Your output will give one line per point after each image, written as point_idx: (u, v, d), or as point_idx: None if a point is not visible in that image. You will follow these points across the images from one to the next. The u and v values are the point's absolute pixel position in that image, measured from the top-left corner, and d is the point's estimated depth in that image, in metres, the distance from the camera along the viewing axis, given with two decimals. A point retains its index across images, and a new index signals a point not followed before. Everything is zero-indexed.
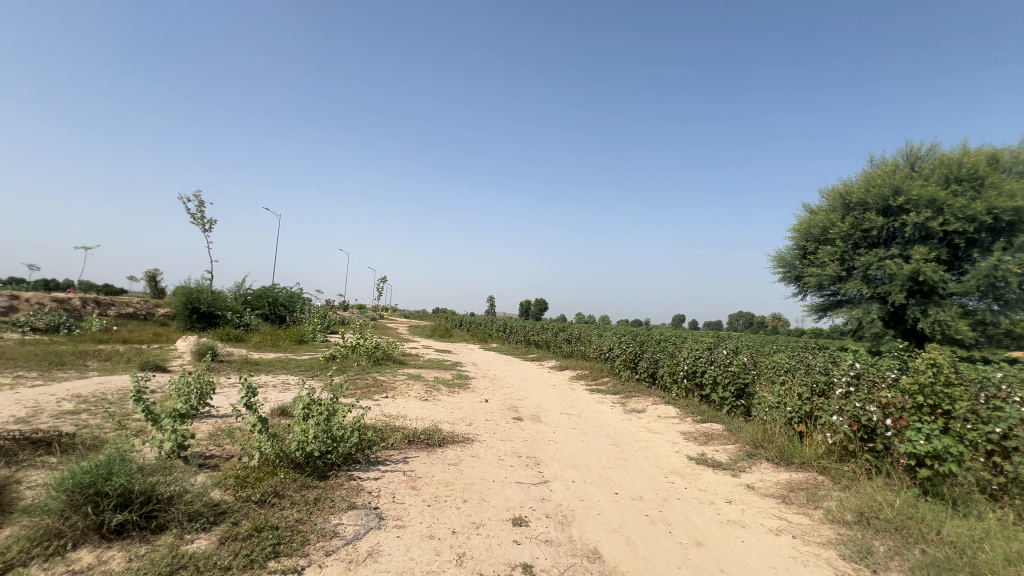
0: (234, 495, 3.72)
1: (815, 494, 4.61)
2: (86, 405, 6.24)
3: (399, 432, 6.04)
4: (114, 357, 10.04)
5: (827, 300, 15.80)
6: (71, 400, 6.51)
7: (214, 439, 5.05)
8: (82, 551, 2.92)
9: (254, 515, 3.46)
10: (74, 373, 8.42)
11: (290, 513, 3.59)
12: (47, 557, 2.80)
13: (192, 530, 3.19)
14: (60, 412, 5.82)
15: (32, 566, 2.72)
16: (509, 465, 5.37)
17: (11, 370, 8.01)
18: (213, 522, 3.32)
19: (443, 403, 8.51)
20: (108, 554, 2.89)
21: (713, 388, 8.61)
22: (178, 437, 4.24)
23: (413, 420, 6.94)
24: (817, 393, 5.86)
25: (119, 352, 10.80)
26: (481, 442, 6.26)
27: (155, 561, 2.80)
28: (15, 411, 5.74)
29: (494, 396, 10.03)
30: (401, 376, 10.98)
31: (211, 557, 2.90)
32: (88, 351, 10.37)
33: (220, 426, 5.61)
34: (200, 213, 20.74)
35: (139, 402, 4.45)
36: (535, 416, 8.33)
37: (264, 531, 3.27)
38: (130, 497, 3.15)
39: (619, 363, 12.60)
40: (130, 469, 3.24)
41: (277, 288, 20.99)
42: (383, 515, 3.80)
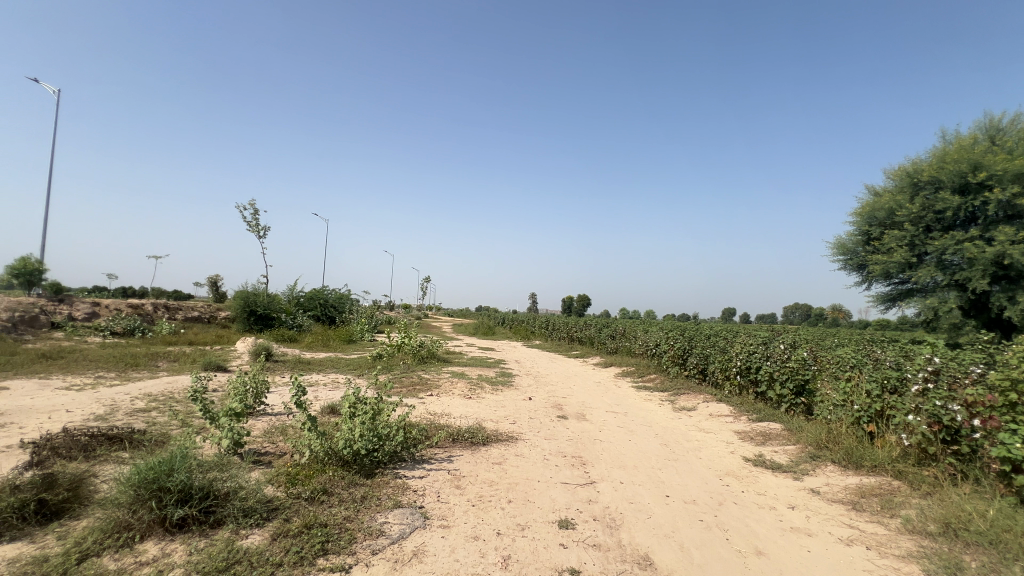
0: (285, 492, 3.83)
1: (891, 502, 4.21)
2: (155, 403, 6.67)
3: (443, 431, 6.05)
4: (181, 358, 10.74)
5: (896, 289, 14.62)
6: (142, 398, 6.99)
7: (268, 437, 5.25)
8: (148, 544, 3.06)
9: (305, 512, 3.55)
10: (146, 373, 9.08)
11: (338, 510, 3.66)
12: (117, 549, 2.97)
13: (247, 525, 3.30)
14: (132, 410, 6.26)
15: (104, 556, 2.89)
16: (554, 465, 5.26)
17: (93, 372, 8.71)
18: (267, 518, 3.42)
19: (486, 401, 8.50)
20: (171, 547, 3.03)
21: (769, 385, 8.15)
22: (235, 434, 4.42)
23: (457, 419, 6.96)
24: (888, 390, 5.39)
25: (186, 353, 11.53)
26: (526, 440, 6.20)
27: (213, 556, 2.90)
28: (95, 409, 6.22)
29: (537, 393, 9.93)
30: (445, 374, 11.09)
31: (265, 553, 2.98)
32: (159, 353, 11.16)
33: (274, 424, 5.83)
34: (255, 220, 21.84)
35: (199, 402, 4.66)
36: (580, 415, 8.17)
37: (314, 528, 3.34)
38: (190, 493, 3.29)
39: (667, 359, 12.18)
40: (190, 466, 3.38)
41: (327, 289, 21.84)
42: (428, 515, 3.79)
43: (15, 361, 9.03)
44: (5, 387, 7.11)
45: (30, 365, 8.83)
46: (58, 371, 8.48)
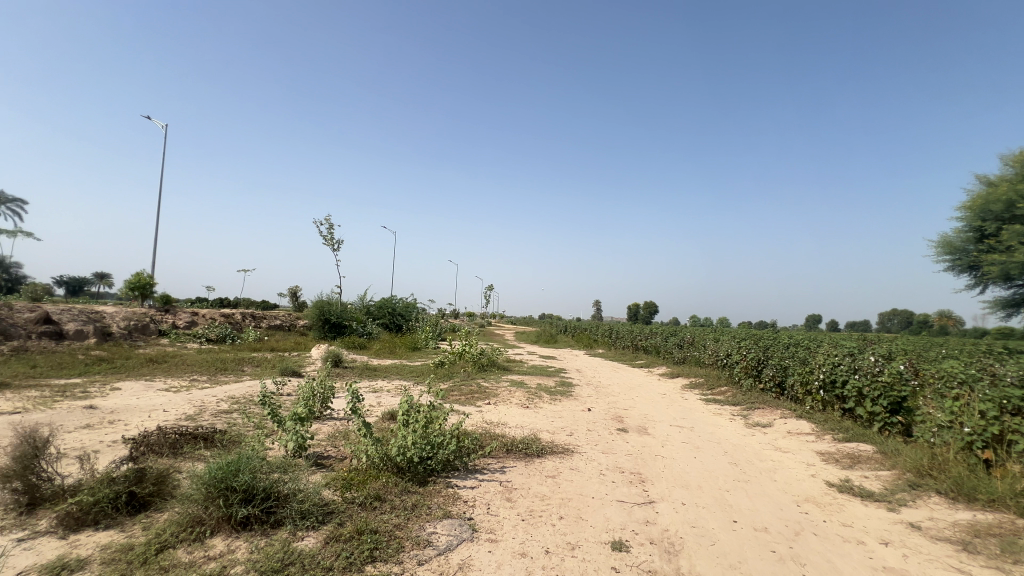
0: (341, 496, 3.97)
1: (1013, 544, 3.57)
2: (236, 405, 7.24)
3: (498, 440, 6.02)
4: (263, 363, 11.64)
5: (1018, 293, 12.66)
6: (227, 400, 7.63)
7: (331, 441, 5.49)
8: (216, 539, 3.28)
9: (358, 517, 3.64)
10: (232, 376, 9.92)
11: (389, 517, 3.72)
12: (189, 542, 3.20)
13: (304, 527, 3.44)
14: (217, 410, 6.83)
15: (178, 549, 3.12)
16: (610, 481, 5.03)
17: (189, 375, 9.67)
18: (322, 521, 3.55)
19: (544, 411, 8.38)
20: (235, 544, 3.21)
21: (858, 401, 7.32)
22: (299, 437, 4.65)
23: (512, 428, 6.91)
24: (1008, 411, 4.64)
25: (268, 358, 12.48)
26: (582, 453, 6.00)
27: (271, 555, 3.04)
28: (186, 409, 6.87)
29: (597, 404, 9.64)
30: (504, 382, 11.09)
31: (317, 556, 3.07)
32: (245, 358, 12.18)
33: (338, 429, 6.10)
34: (331, 234, 23.37)
35: (268, 406, 4.96)
36: (641, 428, 7.81)
37: (365, 534, 3.41)
38: (253, 493, 3.48)
39: (739, 371, 11.38)
40: (255, 467, 3.59)
41: (395, 298, 22.81)
42: (476, 527, 3.75)
43: (128, 364, 10.23)
44: (117, 388, 8.05)
45: (139, 368, 9.96)
46: (160, 374, 9.50)
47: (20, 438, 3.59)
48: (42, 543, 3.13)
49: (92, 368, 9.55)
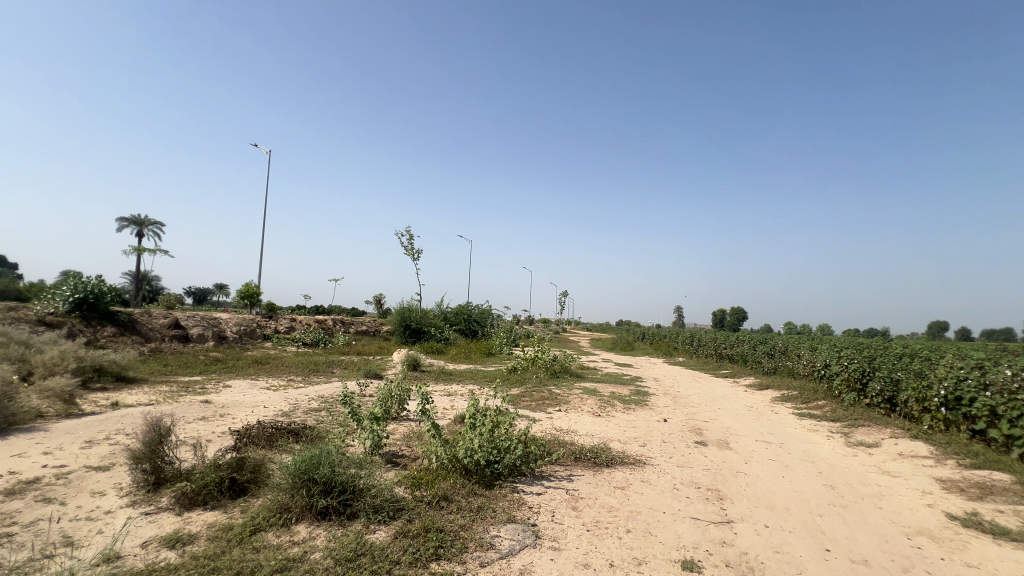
0: (412, 494, 4.15)
1: None
2: (324, 403, 7.86)
3: (566, 448, 5.95)
4: (350, 366, 12.53)
5: None
6: (317, 399, 8.31)
7: (405, 442, 5.75)
8: (300, 526, 3.57)
9: (425, 515, 3.77)
10: (323, 377, 10.77)
11: (455, 517, 3.81)
12: (278, 527, 3.52)
13: (376, 521, 3.64)
14: (308, 408, 7.46)
15: (269, 532, 3.44)
16: (684, 497, 4.76)
17: (287, 375, 10.67)
18: (393, 517, 3.73)
19: (616, 420, 8.14)
20: (316, 532, 3.48)
21: (991, 422, 6.28)
22: (375, 436, 4.93)
23: (582, 436, 6.79)
24: None
25: (354, 361, 13.40)
26: (655, 466, 5.73)
27: (346, 545, 3.25)
28: (283, 406, 7.59)
29: (674, 415, 9.18)
30: (576, 389, 10.92)
31: (386, 549, 3.24)
32: (335, 361, 13.19)
33: (412, 430, 6.38)
34: (411, 244, 24.64)
35: (348, 405, 5.30)
36: (723, 442, 7.30)
37: (431, 531, 3.53)
38: (331, 486, 3.75)
39: (840, 384, 10.24)
40: (334, 461, 3.87)
41: (471, 305, 23.46)
42: (540, 534, 3.72)
43: (238, 365, 11.52)
44: (228, 385, 9.10)
45: (247, 369, 11.18)
46: (264, 374, 10.58)
47: (147, 427, 4.18)
48: (163, 517, 3.62)
49: (210, 368, 10.88)
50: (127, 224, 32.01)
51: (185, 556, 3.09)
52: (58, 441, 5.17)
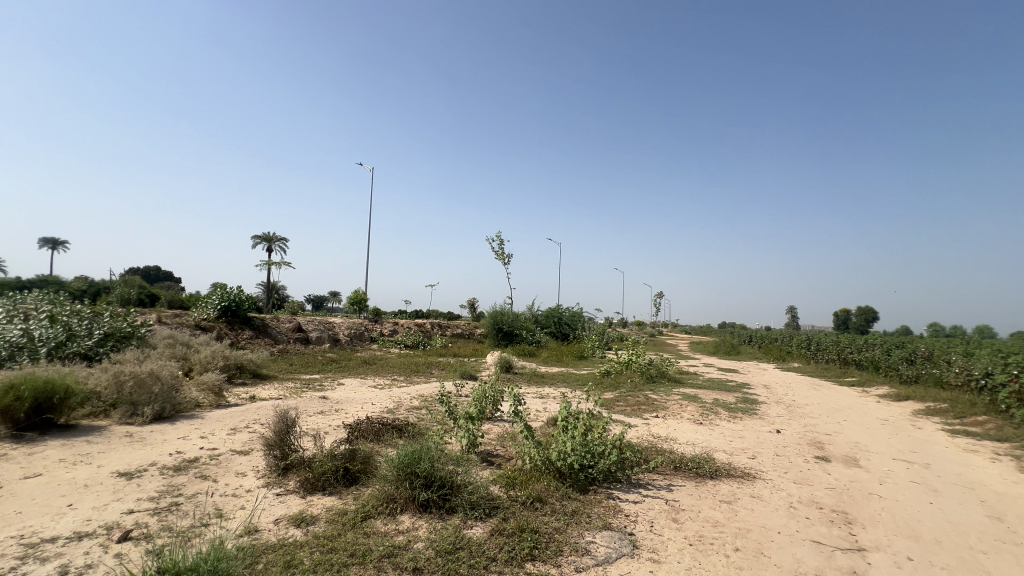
0: (507, 493, 4.22)
1: None
2: (425, 402, 8.32)
3: (664, 456, 5.66)
4: (447, 367, 13.13)
5: None
6: (418, 398, 8.82)
7: (500, 442, 5.87)
8: (404, 516, 3.80)
9: (520, 515, 3.81)
10: (423, 378, 11.42)
11: (549, 519, 3.80)
12: (385, 515, 3.78)
13: (473, 517, 3.76)
14: (410, 406, 7.95)
15: (377, 519, 3.71)
16: (803, 518, 4.27)
17: (392, 375, 11.49)
18: (489, 514, 3.83)
19: (720, 429, 7.57)
20: (418, 523, 3.68)
21: None
22: (471, 434, 5.09)
23: (682, 444, 6.42)
24: None
25: (451, 363, 14.02)
26: (767, 481, 5.22)
27: (446, 538, 3.40)
28: (388, 403, 8.17)
29: (789, 426, 8.31)
30: (674, 395, 10.34)
31: (483, 545, 3.33)
32: (433, 362, 13.92)
33: (506, 430, 6.50)
34: (502, 249, 25.26)
35: (446, 404, 5.54)
36: (850, 458, 6.44)
37: (526, 532, 3.55)
38: (431, 480, 3.94)
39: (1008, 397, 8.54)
40: (434, 457, 4.06)
41: (562, 308, 23.40)
42: (637, 544, 3.57)
43: (350, 365, 12.64)
44: (342, 383, 10.02)
45: (358, 369, 12.22)
46: (372, 373, 11.51)
47: (277, 418, 4.74)
48: (290, 499, 4.07)
49: (327, 368, 12.08)
50: (261, 241, 36.74)
51: (308, 534, 3.44)
52: (210, 427, 6.07)
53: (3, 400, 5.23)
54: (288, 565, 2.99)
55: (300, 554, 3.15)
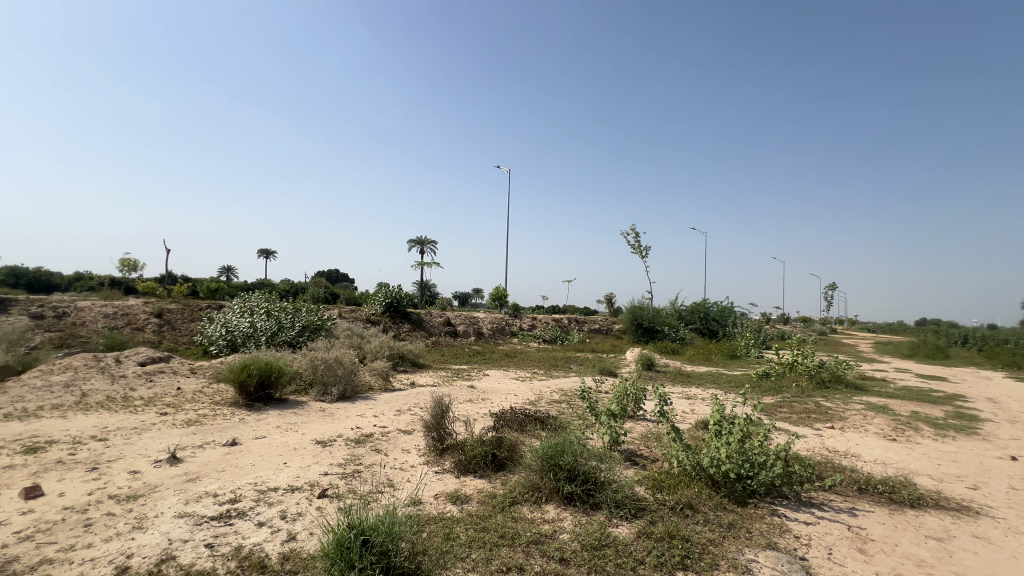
0: (653, 496, 4.05)
1: None
2: (564, 396, 8.41)
3: (844, 475, 4.84)
4: (585, 362, 13.10)
5: None
6: (558, 391, 8.97)
7: (643, 442, 5.64)
8: (549, 506, 3.89)
9: (669, 520, 3.63)
10: (562, 372, 11.58)
11: (702, 529, 3.53)
12: (531, 503, 3.91)
13: (618, 516, 3.68)
14: (550, 399, 8.12)
15: (524, 506, 3.87)
16: None
17: (532, 368, 11.87)
18: (635, 515, 3.71)
19: (922, 448, 6.20)
20: (563, 514, 3.74)
21: None
22: (613, 432, 4.98)
23: (868, 462, 5.42)
24: None
25: (589, 358, 13.92)
26: (998, 520, 4.11)
27: (591, 533, 3.39)
28: (529, 395, 8.46)
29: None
30: (855, 404, 8.78)
31: (629, 546, 3.24)
32: (571, 357, 14.01)
33: (650, 430, 6.24)
34: (638, 242, 24.32)
35: (587, 399, 5.51)
36: None
37: (676, 538, 3.36)
38: (575, 474, 3.97)
39: None
40: (577, 451, 4.09)
41: (708, 302, 21.58)
42: (811, 572, 3.11)
43: (493, 358, 13.38)
44: (487, 374, 10.69)
45: (500, 361, 12.86)
46: (513, 366, 12.04)
47: (434, 404, 5.24)
48: (447, 477, 4.48)
49: (473, 359, 12.99)
50: (415, 245, 41.09)
51: (464, 511, 3.75)
52: (381, 408, 6.99)
53: (240, 376, 6.73)
54: (447, 537, 3.29)
55: (457, 528, 3.43)
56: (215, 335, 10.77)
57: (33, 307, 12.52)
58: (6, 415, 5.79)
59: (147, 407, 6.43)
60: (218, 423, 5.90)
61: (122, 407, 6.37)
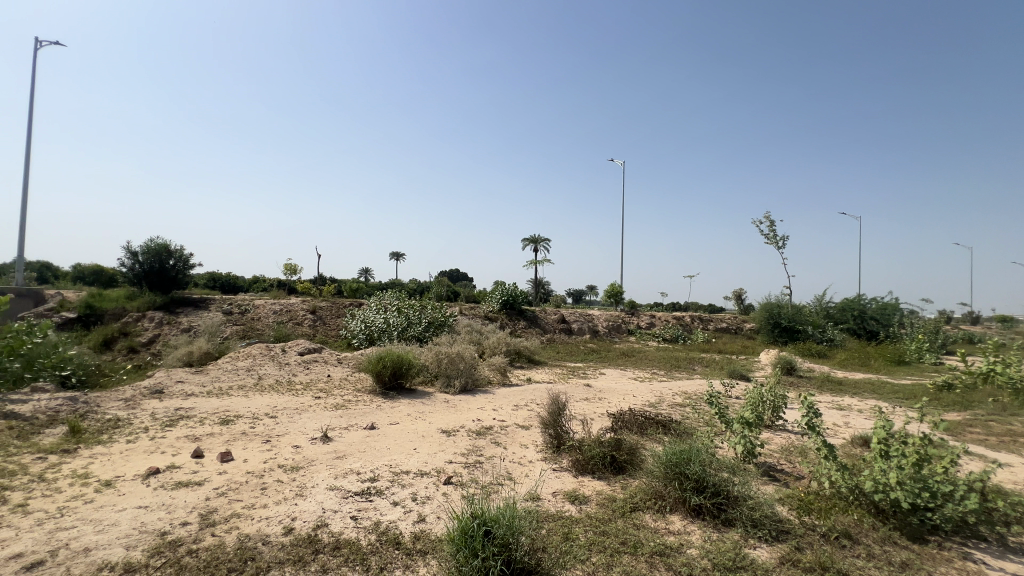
0: (798, 518, 3.57)
1: None
2: (688, 400, 7.87)
3: None
4: (711, 364, 12.13)
5: None
6: (681, 394, 8.42)
7: (784, 456, 5.01)
8: (674, 517, 3.64)
9: (820, 549, 3.16)
10: (685, 374, 10.86)
11: (864, 565, 3.01)
12: (654, 511, 3.69)
13: (756, 537, 3.30)
14: (673, 402, 7.65)
15: (646, 514, 3.66)
16: None
17: (652, 368, 11.33)
18: (777, 538, 3.30)
19: None
20: (690, 527, 3.47)
21: None
22: (747, 443, 4.48)
23: None
24: None
25: (716, 360, 12.82)
26: None
27: (723, 551, 3.10)
28: (649, 397, 8.06)
29: None
30: None
31: (770, 572, 2.88)
32: (695, 358, 13.09)
33: (792, 443, 5.53)
34: (773, 231, 21.84)
35: (716, 405, 5.05)
36: None
37: (829, 571, 2.91)
38: (703, 485, 3.65)
39: None
40: (706, 460, 3.76)
41: (865, 298, 18.53)
42: None
43: (610, 356, 13.04)
44: (604, 373, 10.46)
45: (617, 360, 12.49)
46: (631, 366, 11.60)
47: (550, 401, 5.25)
48: (564, 475, 4.46)
49: (589, 357, 12.81)
50: (529, 244, 42.00)
51: (583, 512, 3.68)
52: (500, 403, 7.22)
53: (377, 367, 7.47)
54: (566, 537, 3.25)
55: (576, 529, 3.38)
56: (357, 329, 12.14)
57: (225, 305, 15.38)
58: (208, 392, 7.19)
59: (305, 391, 7.48)
60: (360, 408, 6.63)
61: (287, 390, 7.50)
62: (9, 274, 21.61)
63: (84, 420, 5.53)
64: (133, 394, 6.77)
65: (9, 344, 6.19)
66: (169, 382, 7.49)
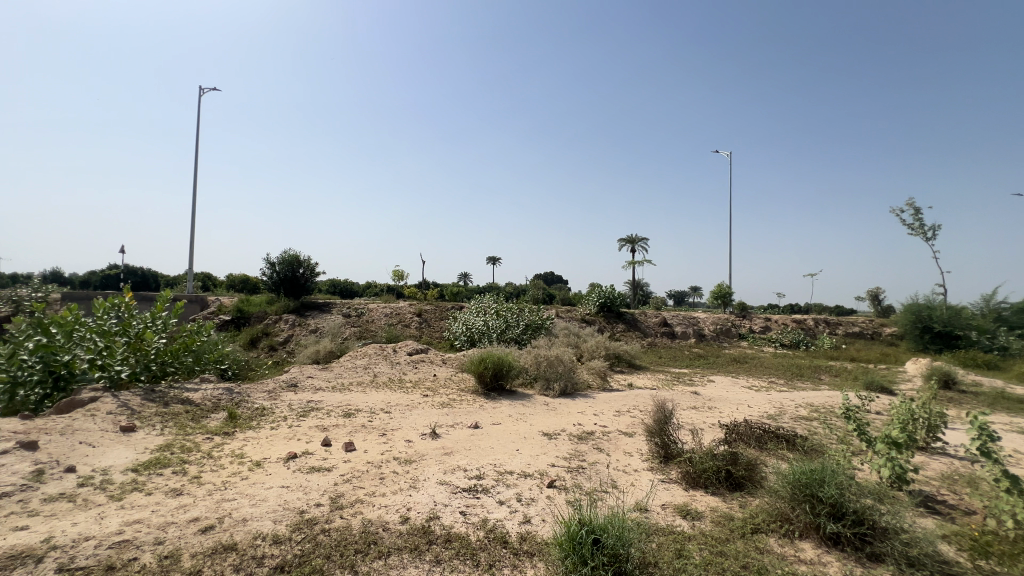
0: (969, 561, 3.00)
1: None
2: (815, 413, 7.02)
3: None
4: (842, 373, 10.72)
5: None
6: (806, 406, 7.54)
7: (945, 485, 4.23)
8: (806, 544, 3.25)
9: None
10: (810, 384, 9.73)
11: None
12: (782, 536, 3.34)
13: None
14: (797, 415, 6.87)
15: (771, 538, 3.32)
16: None
17: (769, 377, 10.31)
18: None
19: None
20: (826, 558, 3.07)
21: None
22: (896, 467, 3.86)
23: None
24: None
25: (849, 369, 11.31)
26: None
27: None
28: (766, 408, 7.34)
29: None
30: None
31: None
32: (821, 366, 11.68)
33: (955, 470, 4.66)
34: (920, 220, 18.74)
35: (853, 420, 4.43)
36: None
37: None
38: (842, 511, 3.21)
39: None
40: (844, 483, 3.29)
41: None
42: None
43: (719, 362, 12.14)
44: (713, 381, 9.74)
45: (727, 367, 11.60)
46: (745, 373, 10.68)
47: (657, 408, 5.01)
48: (674, 488, 4.22)
49: (695, 363, 12.05)
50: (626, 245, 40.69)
51: (696, 529, 3.44)
52: (602, 408, 7.06)
53: (479, 367, 7.73)
54: (679, 554, 3.06)
55: (690, 546, 3.17)
56: (460, 331, 12.70)
57: (345, 308, 17.05)
58: (333, 387, 8.01)
59: (415, 389, 8.00)
60: (464, 407, 6.92)
61: (399, 388, 8.09)
62: (182, 284, 26.09)
63: (239, 407, 6.48)
64: (274, 386, 7.78)
65: (185, 340, 7.48)
66: (302, 377, 8.49)
